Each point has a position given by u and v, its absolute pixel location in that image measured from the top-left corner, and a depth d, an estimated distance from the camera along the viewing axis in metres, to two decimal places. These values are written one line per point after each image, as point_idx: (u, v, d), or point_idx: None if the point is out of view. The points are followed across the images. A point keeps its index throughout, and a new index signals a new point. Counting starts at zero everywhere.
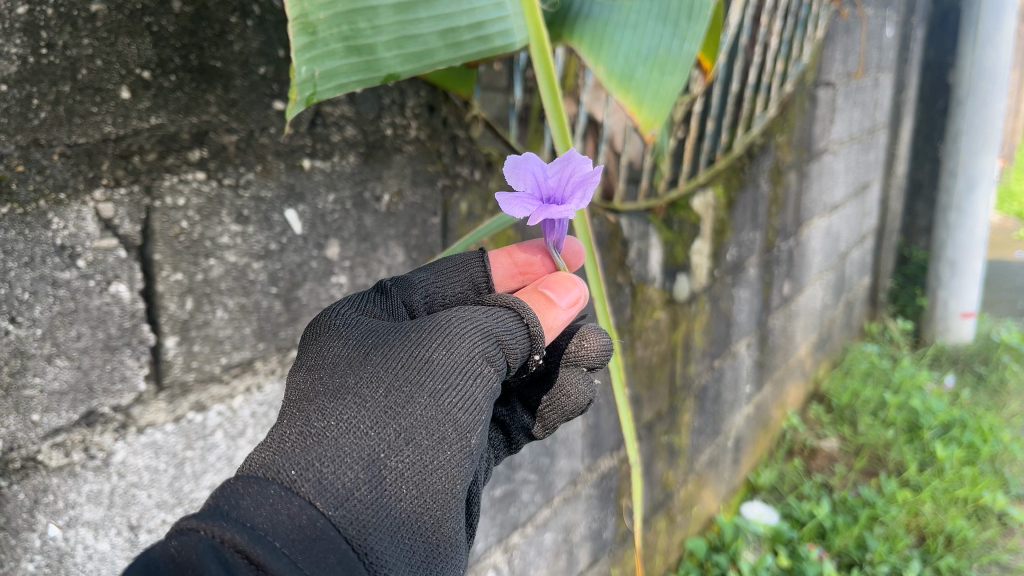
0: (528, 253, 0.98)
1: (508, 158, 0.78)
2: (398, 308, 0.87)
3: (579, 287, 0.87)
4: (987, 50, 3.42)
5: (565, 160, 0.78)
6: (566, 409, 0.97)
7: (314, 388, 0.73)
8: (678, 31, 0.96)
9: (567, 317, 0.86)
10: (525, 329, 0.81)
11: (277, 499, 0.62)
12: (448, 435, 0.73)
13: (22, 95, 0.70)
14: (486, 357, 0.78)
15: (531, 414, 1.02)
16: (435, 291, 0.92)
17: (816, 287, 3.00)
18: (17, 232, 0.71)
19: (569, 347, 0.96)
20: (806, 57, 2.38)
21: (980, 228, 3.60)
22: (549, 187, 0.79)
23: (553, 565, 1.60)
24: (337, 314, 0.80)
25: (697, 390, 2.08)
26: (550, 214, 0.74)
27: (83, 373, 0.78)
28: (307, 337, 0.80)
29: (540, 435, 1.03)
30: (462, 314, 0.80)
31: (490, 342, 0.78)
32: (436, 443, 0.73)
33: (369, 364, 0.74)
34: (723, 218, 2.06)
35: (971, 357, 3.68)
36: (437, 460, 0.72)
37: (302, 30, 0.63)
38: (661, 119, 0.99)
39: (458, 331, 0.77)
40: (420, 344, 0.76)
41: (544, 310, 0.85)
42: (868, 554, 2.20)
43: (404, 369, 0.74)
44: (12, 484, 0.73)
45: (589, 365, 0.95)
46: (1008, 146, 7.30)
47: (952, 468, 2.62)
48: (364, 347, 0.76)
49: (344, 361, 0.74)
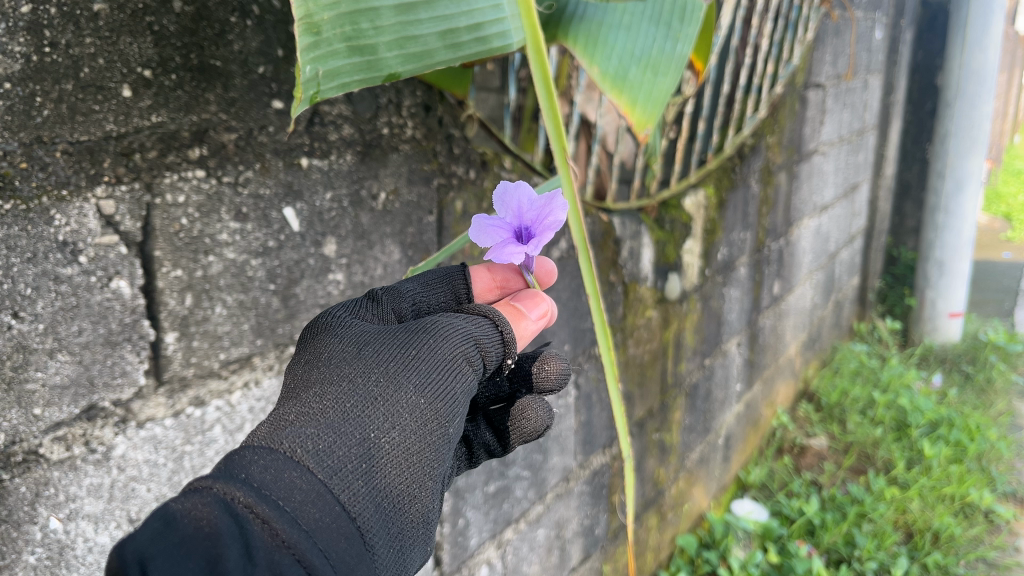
0: (504, 270, 1.00)
1: (499, 184, 0.79)
2: (387, 316, 0.86)
3: (546, 302, 0.89)
4: (976, 52, 3.47)
5: (549, 199, 0.76)
6: (524, 431, 0.99)
7: (314, 374, 0.75)
8: (671, 33, 0.98)
9: (536, 329, 0.88)
10: (499, 336, 0.82)
11: (279, 467, 0.64)
12: (431, 422, 0.76)
13: (25, 93, 0.71)
14: (468, 359, 0.79)
15: (493, 433, 1.02)
16: (423, 299, 0.92)
17: (805, 286, 3.04)
18: (20, 228, 0.72)
19: (531, 369, 0.98)
20: (796, 59, 2.42)
21: (967, 229, 3.65)
22: (528, 221, 0.78)
23: (546, 561, 1.62)
24: (332, 313, 0.82)
25: (688, 388, 2.11)
26: (500, 255, 0.75)
27: (84, 367, 0.79)
28: (303, 335, 0.81)
29: (500, 453, 1.03)
30: (445, 322, 0.81)
31: (468, 343, 0.80)
32: (421, 428, 0.75)
33: (364, 354, 0.76)
34: (714, 217, 2.08)
35: (959, 356, 3.73)
36: (420, 444, 0.75)
37: (305, 30, 0.64)
38: (654, 119, 1.02)
39: (444, 330, 0.80)
40: (410, 339, 0.78)
41: (516, 319, 0.86)
42: (856, 551, 2.23)
43: (396, 360, 0.76)
44: (13, 477, 0.74)
45: (546, 392, 0.98)
46: (996, 148, 7.37)
47: (939, 466, 2.66)
48: (358, 338, 0.78)
49: (340, 351, 0.76)
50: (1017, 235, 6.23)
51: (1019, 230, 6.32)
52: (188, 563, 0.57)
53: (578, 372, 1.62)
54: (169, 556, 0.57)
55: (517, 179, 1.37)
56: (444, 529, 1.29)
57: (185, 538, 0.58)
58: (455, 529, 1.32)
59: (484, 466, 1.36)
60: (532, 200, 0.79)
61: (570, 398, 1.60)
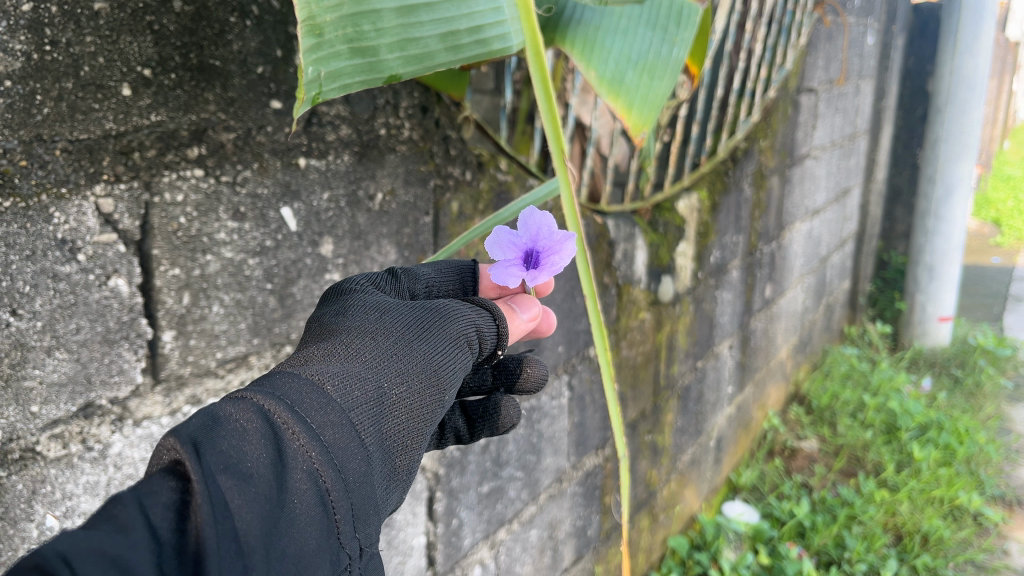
0: None
1: (529, 206, 0.80)
2: (402, 293, 0.89)
3: (539, 306, 0.90)
4: (966, 58, 3.50)
5: (561, 240, 0.77)
6: (499, 422, 1.01)
7: (339, 325, 0.77)
8: (667, 37, 0.99)
9: (527, 328, 0.89)
10: (495, 327, 0.83)
11: (311, 387, 0.66)
12: (436, 384, 0.77)
13: (25, 91, 0.71)
14: (467, 341, 0.80)
15: (464, 419, 1.00)
16: (436, 283, 0.95)
17: (797, 290, 3.06)
18: (20, 226, 0.72)
19: (515, 370, 0.98)
20: (789, 64, 2.45)
21: (957, 234, 3.69)
22: (539, 252, 0.79)
23: (538, 562, 1.63)
24: (349, 284, 0.84)
25: (680, 390, 2.12)
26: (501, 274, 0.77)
27: (82, 365, 0.79)
28: (320, 303, 0.83)
29: (466, 441, 1.01)
30: (450, 305, 0.82)
31: (470, 327, 0.81)
32: (429, 386, 0.76)
33: (383, 318, 0.78)
34: (707, 220, 2.10)
35: (948, 360, 3.76)
36: (426, 400, 0.76)
37: (308, 32, 0.65)
38: (650, 123, 1.04)
39: (454, 311, 0.82)
40: (422, 315, 0.80)
41: (509, 316, 0.86)
42: (846, 553, 2.25)
43: (410, 327, 0.78)
44: (11, 474, 0.75)
45: (525, 392, 0.99)
46: (986, 155, 7.43)
47: (928, 468, 2.69)
48: (378, 305, 0.80)
49: (360, 311, 0.78)
50: (1007, 240, 6.29)
51: (1009, 235, 6.38)
52: (233, 454, 0.58)
53: (571, 373, 1.63)
54: (217, 444, 0.58)
55: (512, 180, 1.38)
56: (437, 530, 1.30)
57: (231, 434, 0.59)
58: (448, 530, 1.32)
59: (478, 467, 1.37)
60: (551, 232, 0.79)
61: (564, 399, 1.61)
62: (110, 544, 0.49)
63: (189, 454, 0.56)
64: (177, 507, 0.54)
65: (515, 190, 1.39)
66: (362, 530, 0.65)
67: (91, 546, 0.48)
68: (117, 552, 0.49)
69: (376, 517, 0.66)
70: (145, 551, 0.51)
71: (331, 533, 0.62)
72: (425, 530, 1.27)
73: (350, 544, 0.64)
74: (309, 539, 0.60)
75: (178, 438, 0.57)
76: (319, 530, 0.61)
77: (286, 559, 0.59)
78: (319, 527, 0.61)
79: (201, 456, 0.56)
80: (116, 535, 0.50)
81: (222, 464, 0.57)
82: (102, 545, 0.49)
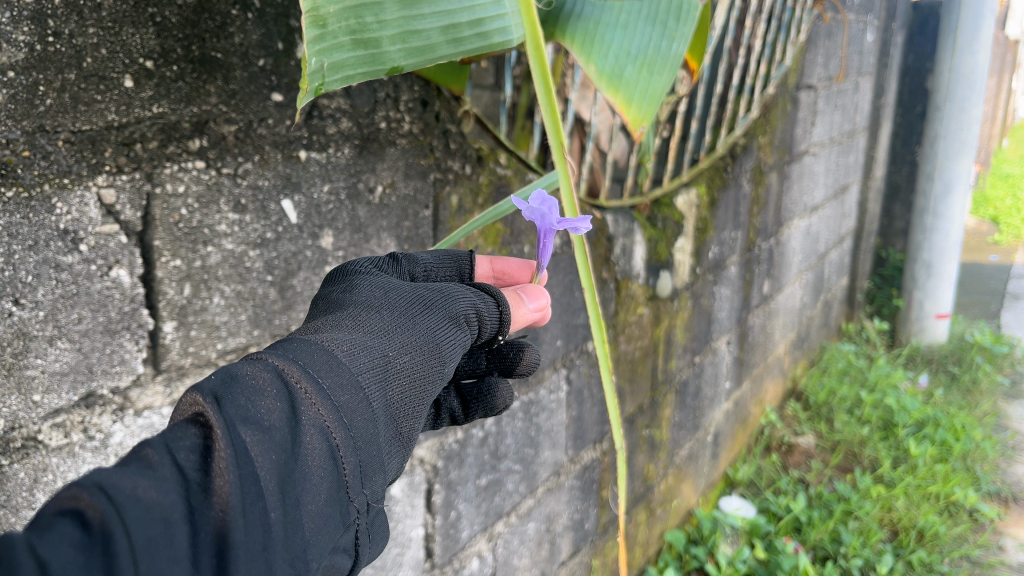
0: (506, 262, 1.03)
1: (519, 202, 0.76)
2: (403, 276, 0.90)
3: (545, 298, 0.93)
4: (965, 57, 3.51)
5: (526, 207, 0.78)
6: (493, 405, 0.99)
7: (347, 300, 0.77)
8: (667, 31, 0.96)
9: (531, 318, 0.91)
10: (497, 313, 0.84)
11: (323, 351, 0.65)
12: (436, 358, 0.76)
13: (28, 82, 0.72)
14: (464, 320, 0.81)
15: (460, 400, 1.00)
16: (434, 270, 0.95)
17: (794, 286, 3.07)
18: (22, 215, 0.73)
19: (512, 353, 0.99)
20: (788, 60, 2.46)
21: (956, 230, 3.70)
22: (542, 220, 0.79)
23: (536, 555, 1.63)
24: (354, 267, 0.85)
25: (677, 384, 2.13)
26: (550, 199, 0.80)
27: (84, 355, 0.80)
28: (326, 284, 0.84)
29: (462, 421, 1.00)
30: (451, 287, 0.84)
31: (468, 308, 0.82)
32: (432, 358, 0.76)
33: (388, 295, 0.79)
34: (706, 216, 2.10)
35: (945, 357, 3.77)
36: (428, 373, 0.75)
37: (312, 23, 0.65)
38: (649, 118, 1.01)
39: (453, 291, 0.83)
40: (425, 294, 0.81)
41: (516, 304, 0.89)
42: (842, 548, 2.26)
43: (414, 304, 0.79)
44: (12, 462, 0.76)
45: (521, 375, 1.00)
46: (984, 155, 7.44)
47: (924, 465, 2.72)
48: (382, 284, 0.81)
49: (367, 289, 0.79)
50: (1004, 238, 6.29)
51: (1006, 234, 6.38)
52: (249, 408, 0.59)
53: (570, 367, 1.63)
54: (236, 399, 0.59)
55: (512, 174, 1.38)
56: (436, 522, 1.31)
57: (248, 391, 0.60)
58: (447, 522, 1.33)
59: (475, 460, 1.37)
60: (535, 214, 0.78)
61: (562, 393, 1.62)
62: (142, 477, 0.51)
63: (210, 405, 0.57)
64: (201, 450, 0.55)
65: (514, 184, 1.39)
66: (370, 487, 0.65)
67: (126, 479, 0.50)
68: (149, 486, 0.51)
69: (383, 475, 0.67)
70: (174, 486, 0.52)
71: (341, 488, 0.63)
72: (423, 522, 1.28)
73: (358, 499, 0.64)
74: (321, 489, 0.61)
75: (200, 392, 0.58)
76: (330, 484, 0.62)
77: (300, 508, 0.60)
78: (330, 480, 0.62)
79: (221, 408, 0.58)
80: (145, 472, 0.52)
81: (243, 416, 0.58)
82: (135, 478, 0.50)
